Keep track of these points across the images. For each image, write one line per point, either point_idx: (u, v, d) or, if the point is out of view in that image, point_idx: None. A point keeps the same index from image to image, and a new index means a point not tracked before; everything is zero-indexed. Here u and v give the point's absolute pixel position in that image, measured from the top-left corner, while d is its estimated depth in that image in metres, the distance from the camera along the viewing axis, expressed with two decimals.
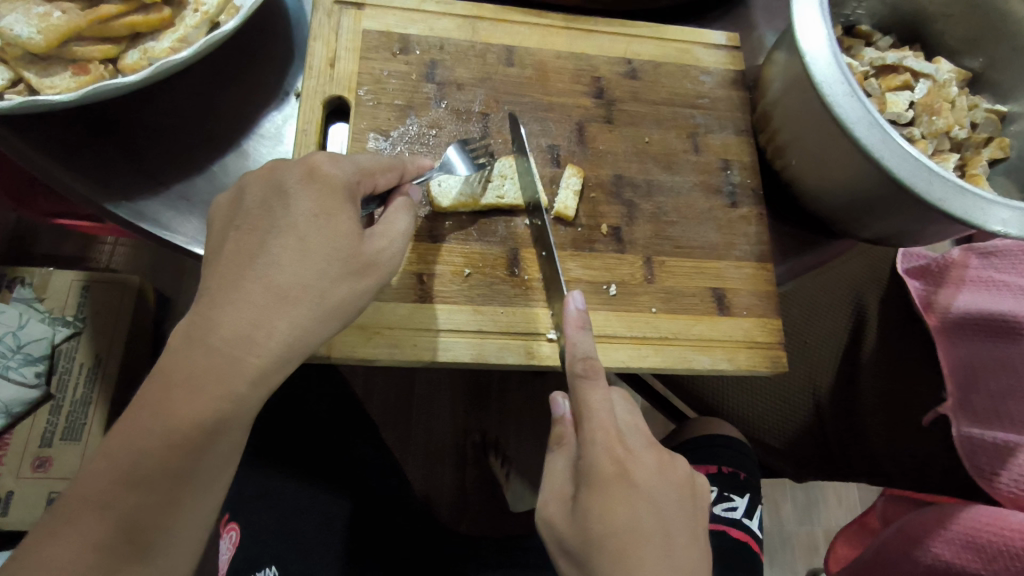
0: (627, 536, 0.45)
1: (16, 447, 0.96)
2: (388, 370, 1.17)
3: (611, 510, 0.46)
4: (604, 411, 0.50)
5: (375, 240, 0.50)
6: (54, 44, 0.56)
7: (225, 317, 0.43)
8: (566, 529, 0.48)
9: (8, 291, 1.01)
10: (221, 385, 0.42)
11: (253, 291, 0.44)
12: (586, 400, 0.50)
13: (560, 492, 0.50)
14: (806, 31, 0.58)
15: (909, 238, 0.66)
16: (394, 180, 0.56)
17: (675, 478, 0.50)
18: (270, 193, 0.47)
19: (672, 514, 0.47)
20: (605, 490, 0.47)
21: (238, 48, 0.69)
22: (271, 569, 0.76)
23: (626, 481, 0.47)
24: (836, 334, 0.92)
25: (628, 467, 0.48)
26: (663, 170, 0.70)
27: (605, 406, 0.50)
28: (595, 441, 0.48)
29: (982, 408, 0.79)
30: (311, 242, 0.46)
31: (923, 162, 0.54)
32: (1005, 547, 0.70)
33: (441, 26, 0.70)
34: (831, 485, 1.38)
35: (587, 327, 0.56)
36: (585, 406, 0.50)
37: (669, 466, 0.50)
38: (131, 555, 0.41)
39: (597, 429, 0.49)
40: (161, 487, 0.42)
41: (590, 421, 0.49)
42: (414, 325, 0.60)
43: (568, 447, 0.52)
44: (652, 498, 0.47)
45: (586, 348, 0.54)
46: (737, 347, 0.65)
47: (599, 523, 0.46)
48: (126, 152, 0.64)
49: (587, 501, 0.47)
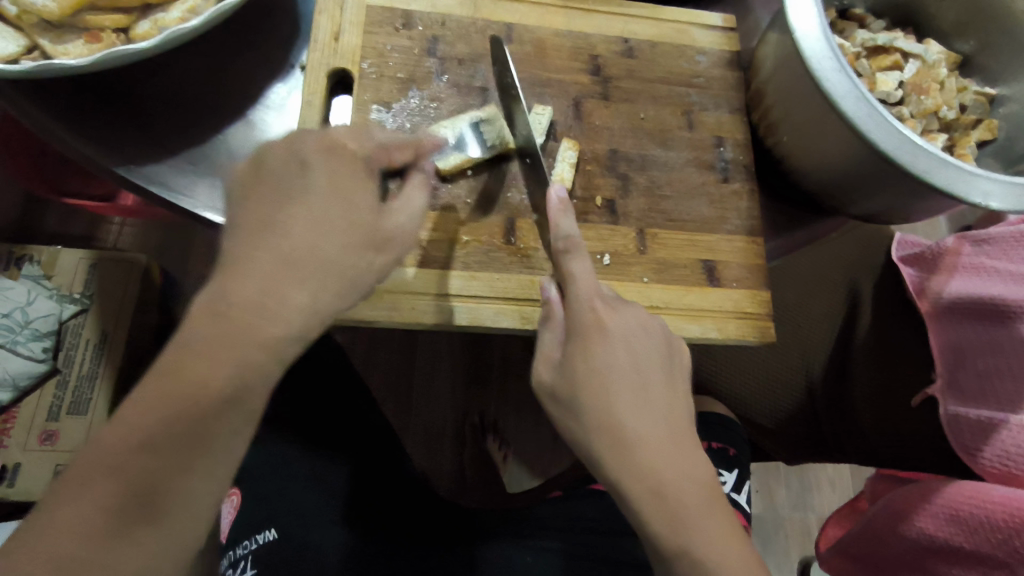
0: (607, 375, 0.50)
1: (23, 420, 0.99)
2: (391, 342, 1.20)
3: (591, 355, 0.51)
4: (587, 281, 0.54)
5: (392, 215, 0.51)
6: (67, 12, 0.58)
7: (243, 285, 0.43)
8: (555, 381, 0.52)
9: (16, 268, 1.04)
10: (239, 353, 0.42)
11: (265, 260, 0.44)
12: (569, 270, 0.55)
13: (548, 354, 0.54)
14: (796, 10, 0.59)
15: (899, 215, 0.67)
16: (410, 158, 0.56)
17: (653, 330, 0.54)
18: (285, 161, 0.48)
19: (648, 356, 0.52)
20: (585, 337, 0.51)
21: (244, 23, 0.71)
22: (271, 531, 0.77)
23: (604, 334, 0.52)
24: (830, 313, 0.93)
25: (602, 317, 0.52)
26: (657, 146, 0.72)
27: (585, 272, 0.54)
28: (576, 300, 0.53)
29: (970, 386, 0.79)
30: (316, 207, 0.47)
31: (908, 135, 0.55)
32: (985, 518, 0.71)
33: (443, 3, 0.72)
34: (825, 471, 1.40)
35: (570, 210, 0.57)
36: (569, 276, 0.54)
37: (648, 321, 0.55)
38: (140, 518, 0.39)
39: (579, 292, 0.53)
40: (172, 450, 0.40)
41: (573, 287, 0.54)
42: (408, 288, 0.62)
43: (555, 322, 0.55)
44: (628, 345, 0.52)
45: (568, 228, 0.56)
46: (726, 317, 0.67)
47: (581, 367, 0.50)
48: (136, 121, 0.66)
49: (573, 352, 0.51)
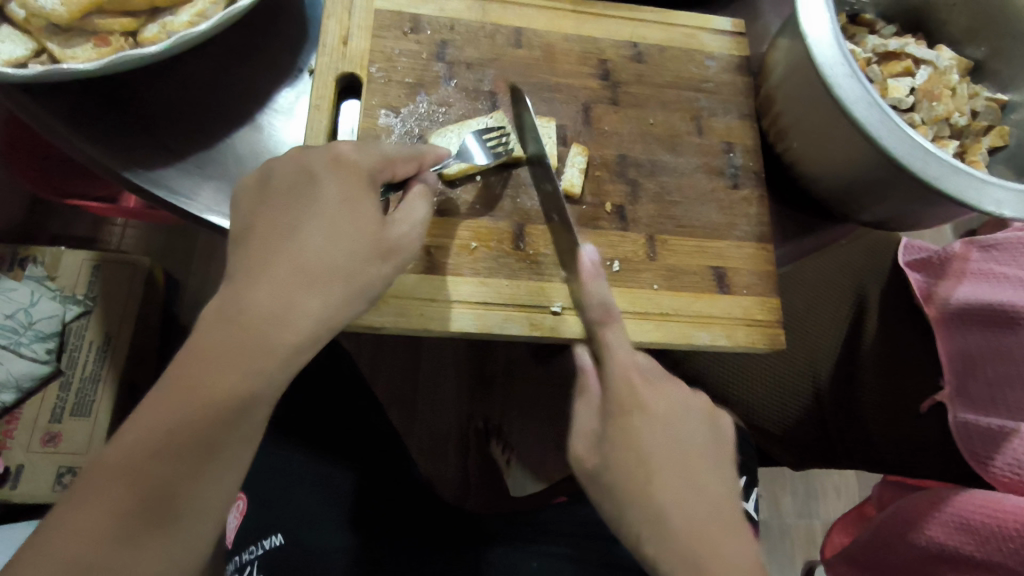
0: (646, 458, 0.49)
1: (26, 422, 0.98)
2: (396, 349, 1.19)
3: (631, 436, 0.51)
4: (623, 351, 0.55)
5: (396, 225, 0.52)
6: (76, 15, 0.58)
7: (260, 293, 0.45)
8: (594, 462, 0.51)
9: (19, 269, 1.03)
10: (252, 362, 0.44)
11: (281, 267, 0.46)
12: (605, 341, 0.56)
13: (586, 432, 0.53)
14: (808, 16, 0.59)
15: (909, 222, 0.67)
16: (413, 170, 0.57)
17: (694, 403, 0.54)
18: (301, 179, 0.50)
19: (694, 438, 0.52)
20: (623, 415, 0.51)
21: (252, 27, 0.71)
22: (278, 536, 0.78)
23: (642, 412, 0.52)
24: (837, 322, 0.92)
25: (642, 396, 0.52)
26: (667, 151, 0.71)
27: (622, 345, 0.55)
28: (614, 378, 0.53)
29: (978, 394, 0.79)
30: (340, 225, 0.49)
31: (920, 142, 0.55)
32: (997, 528, 0.71)
33: (451, 8, 0.71)
34: (830, 478, 1.39)
35: (602, 276, 0.60)
36: (607, 348, 0.55)
37: (690, 397, 0.54)
38: (154, 524, 0.40)
39: (616, 366, 0.54)
40: (187, 455, 0.41)
41: (609, 359, 0.54)
42: (417, 295, 0.62)
43: (589, 395, 0.55)
44: (669, 424, 0.52)
45: (603, 297, 0.58)
46: (735, 325, 0.66)
47: (620, 448, 0.50)
48: (142, 124, 0.66)
49: (613, 433, 0.51)
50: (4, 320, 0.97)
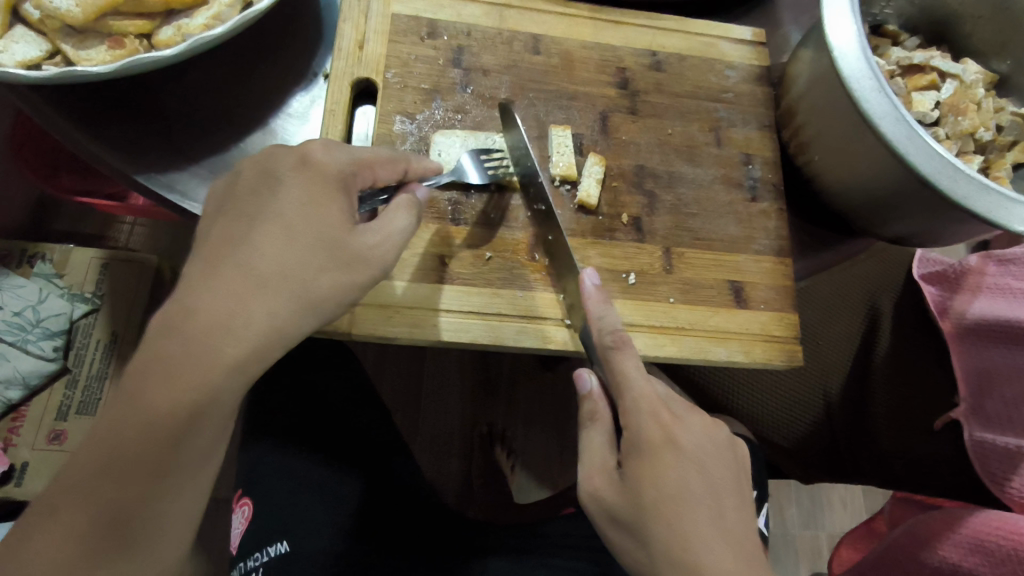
0: (682, 499, 0.50)
1: (32, 419, 0.98)
2: (399, 351, 1.17)
3: (662, 475, 0.50)
4: (641, 380, 0.54)
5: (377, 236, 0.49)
6: (91, 18, 0.57)
7: (257, 306, 0.44)
8: (617, 500, 0.52)
9: (29, 266, 1.02)
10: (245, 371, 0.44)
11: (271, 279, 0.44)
12: (623, 371, 0.55)
13: (602, 465, 0.54)
14: (834, 27, 0.58)
15: (935, 237, 0.65)
16: (396, 176, 0.55)
17: (718, 437, 0.54)
18: (261, 181, 0.48)
19: (721, 475, 0.52)
20: (653, 452, 0.51)
21: (271, 27, 0.71)
22: (283, 543, 0.77)
23: (674, 448, 0.51)
24: (849, 334, 0.90)
25: (674, 433, 0.52)
26: (684, 162, 0.70)
27: (641, 375, 0.54)
28: (641, 411, 0.52)
29: (995, 413, 0.77)
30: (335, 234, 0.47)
31: (949, 159, 0.54)
32: (1013, 552, 0.68)
33: (468, 13, 0.70)
34: (837, 489, 1.37)
35: (608, 302, 0.58)
36: (623, 377, 0.54)
37: (714, 433, 0.54)
38: (113, 545, 0.43)
39: (639, 399, 0.53)
40: (139, 478, 0.43)
41: (629, 390, 0.53)
42: (430, 305, 0.61)
43: (603, 422, 0.56)
44: (698, 459, 0.52)
45: (611, 322, 0.57)
46: (753, 340, 0.66)
47: (645, 487, 0.50)
48: (156, 128, 0.65)
49: (636, 470, 0.51)
50: (15, 317, 0.96)
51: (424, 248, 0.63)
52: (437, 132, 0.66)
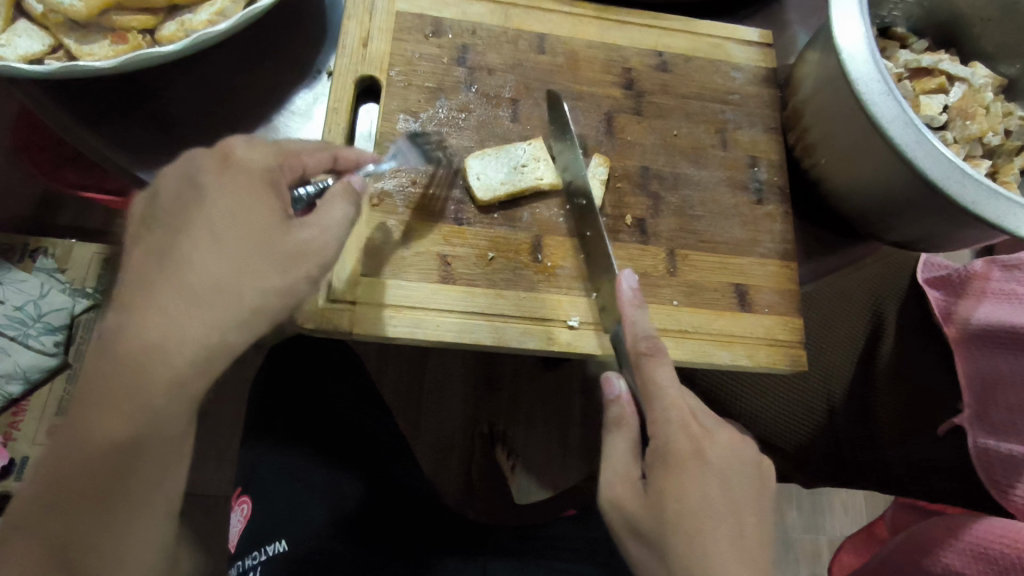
0: (702, 513, 0.49)
1: (32, 414, 0.98)
2: (401, 350, 1.16)
3: (688, 489, 0.50)
4: (671, 390, 0.54)
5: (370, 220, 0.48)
6: (94, 11, 0.57)
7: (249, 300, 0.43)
8: (640, 512, 0.51)
9: (30, 260, 1.01)
10: None
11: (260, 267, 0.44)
12: (655, 377, 0.54)
13: (625, 474, 0.53)
14: (841, 29, 0.57)
15: (935, 244, 0.65)
16: (326, 162, 0.54)
17: (743, 455, 0.54)
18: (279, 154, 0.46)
19: (742, 491, 0.52)
20: (678, 465, 0.51)
21: (275, 24, 0.70)
22: (281, 543, 0.76)
23: (702, 461, 0.51)
24: (853, 339, 0.88)
25: (703, 446, 0.52)
26: (690, 165, 0.70)
27: (673, 384, 0.54)
28: (672, 425, 0.52)
29: (1000, 420, 0.76)
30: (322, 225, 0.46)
31: (958, 164, 0.53)
32: (1016, 559, 0.68)
33: (473, 11, 0.70)
34: (838, 494, 1.37)
35: (644, 306, 0.57)
36: (653, 385, 0.54)
37: (741, 449, 0.54)
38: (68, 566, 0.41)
39: (670, 408, 0.53)
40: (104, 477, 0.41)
41: (660, 398, 0.53)
42: (430, 305, 0.61)
43: (629, 429, 0.56)
44: (724, 474, 0.52)
45: (647, 328, 0.56)
46: (757, 345, 0.65)
47: (672, 501, 0.50)
48: (159, 123, 0.65)
49: (661, 482, 0.51)
50: (15, 311, 0.96)
51: (425, 247, 0.62)
52: (469, 156, 0.64)
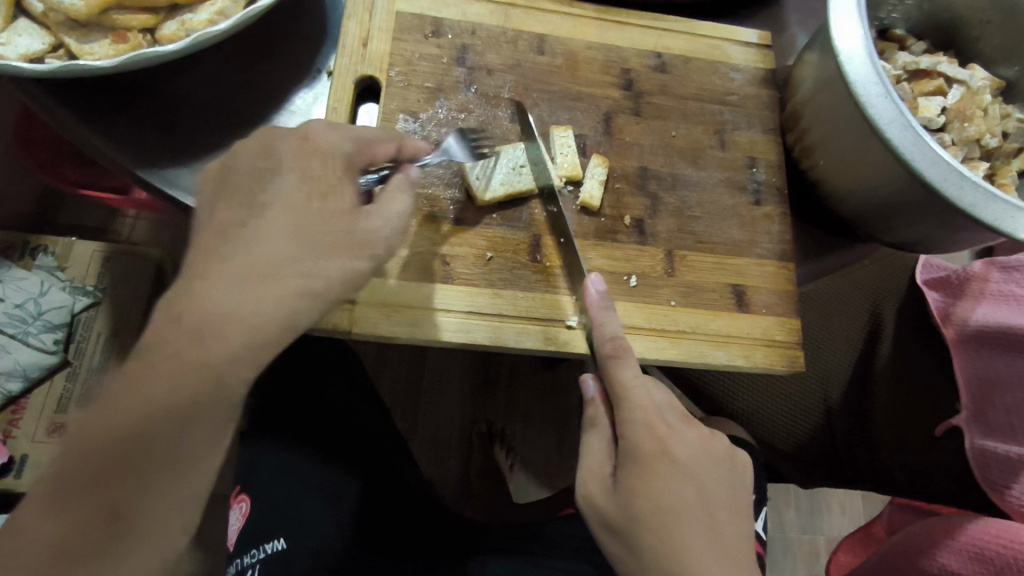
0: (673, 512, 0.50)
1: (31, 412, 0.97)
2: (400, 349, 1.16)
3: (655, 486, 0.50)
4: (640, 392, 0.53)
5: (374, 215, 0.49)
6: (94, 10, 0.57)
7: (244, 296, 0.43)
8: (608, 506, 0.52)
9: (31, 259, 1.01)
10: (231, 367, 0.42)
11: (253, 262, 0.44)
12: (621, 378, 0.54)
13: (598, 471, 0.54)
14: (840, 30, 0.58)
15: (934, 245, 0.65)
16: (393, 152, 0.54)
17: (713, 450, 0.54)
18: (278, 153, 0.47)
19: (714, 487, 0.52)
20: (647, 465, 0.51)
21: (276, 23, 0.71)
22: (280, 540, 0.77)
23: (669, 460, 0.51)
24: (851, 340, 0.88)
25: (668, 444, 0.52)
26: (689, 165, 0.70)
27: (641, 386, 0.54)
28: (637, 424, 0.52)
29: (997, 421, 0.76)
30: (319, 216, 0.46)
31: (956, 166, 0.53)
32: (1012, 560, 0.68)
33: (473, 11, 0.70)
34: (836, 494, 1.37)
35: (611, 308, 0.58)
36: (619, 385, 0.54)
37: (710, 444, 0.54)
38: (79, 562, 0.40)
39: (638, 410, 0.53)
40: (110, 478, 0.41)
41: (629, 400, 0.53)
42: (428, 304, 0.61)
43: (602, 429, 0.56)
44: (693, 473, 0.52)
45: (614, 329, 0.56)
46: (754, 345, 0.66)
47: (642, 500, 0.50)
48: (159, 122, 0.65)
49: (631, 481, 0.51)
50: (16, 309, 0.96)
51: (423, 246, 0.62)
52: (467, 164, 0.63)
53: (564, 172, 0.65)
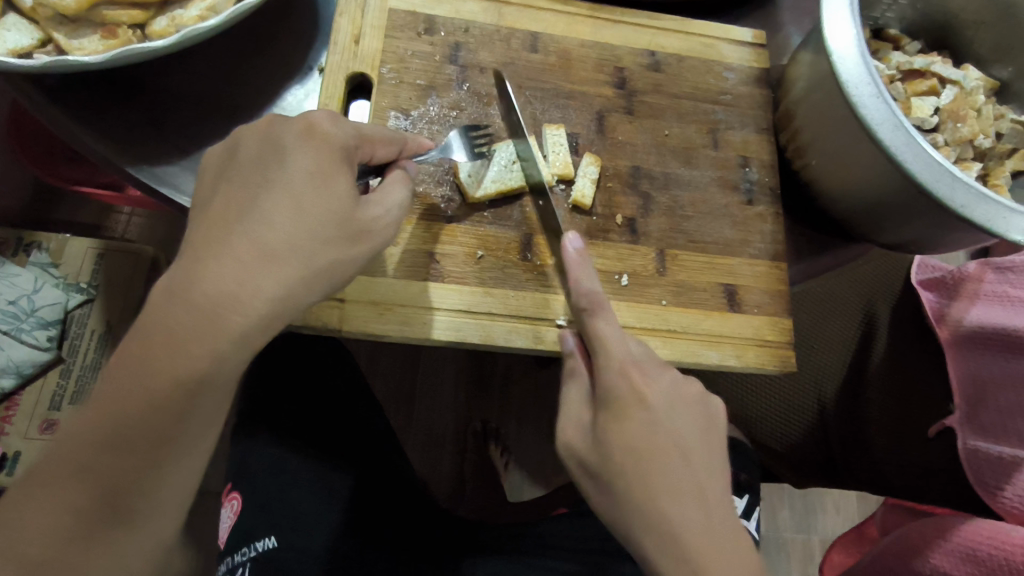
0: (648, 458, 0.49)
1: (25, 408, 0.97)
2: (394, 347, 1.16)
3: (629, 430, 0.50)
4: (615, 342, 0.53)
5: (370, 206, 0.49)
6: (83, 6, 0.57)
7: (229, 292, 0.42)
8: (588, 452, 0.52)
9: (24, 255, 1.00)
10: (215, 365, 0.42)
11: (240, 250, 0.43)
12: (598, 331, 0.54)
13: (577, 419, 0.54)
14: (833, 30, 0.57)
15: (928, 246, 0.65)
16: (393, 153, 0.55)
17: (688, 399, 0.54)
18: (265, 148, 0.46)
19: (692, 438, 0.52)
20: (620, 408, 0.51)
21: (268, 20, 0.70)
22: (271, 539, 0.76)
23: (643, 405, 0.51)
24: (845, 340, 0.88)
25: (643, 391, 0.51)
26: (682, 165, 0.70)
27: (616, 338, 0.54)
28: (611, 370, 0.52)
29: (990, 422, 0.76)
30: (307, 203, 0.45)
31: (947, 167, 0.53)
32: (1007, 561, 0.68)
33: (466, 9, 0.70)
34: (831, 494, 1.37)
35: (588, 264, 0.58)
36: (596, 336, 0.54)
37: (687, 394, 0.54)
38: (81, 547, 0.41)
39: (613, 358, 0.52)
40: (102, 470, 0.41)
41: (605, 351, 0.53)
42: (418, 303, 0.61)
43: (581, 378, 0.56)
44: (666, 418, 0.51)
45: (589, 285, 0.56)
46: (747, 345, 0.66)
47: (618, 448, 0.50)
48: (150, 117, 0.65)
49: (606, 426, 0.51)
50: (9, 306, 0.95)
51: (412, 244, 0.62)
52: (460, 165, 0.63)
53: (556, 172, 0.65)
